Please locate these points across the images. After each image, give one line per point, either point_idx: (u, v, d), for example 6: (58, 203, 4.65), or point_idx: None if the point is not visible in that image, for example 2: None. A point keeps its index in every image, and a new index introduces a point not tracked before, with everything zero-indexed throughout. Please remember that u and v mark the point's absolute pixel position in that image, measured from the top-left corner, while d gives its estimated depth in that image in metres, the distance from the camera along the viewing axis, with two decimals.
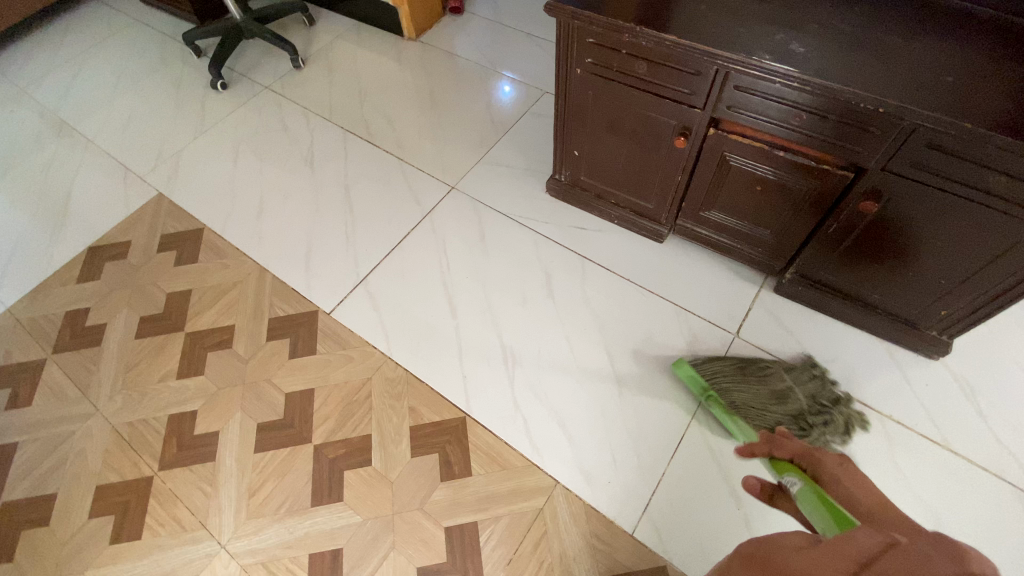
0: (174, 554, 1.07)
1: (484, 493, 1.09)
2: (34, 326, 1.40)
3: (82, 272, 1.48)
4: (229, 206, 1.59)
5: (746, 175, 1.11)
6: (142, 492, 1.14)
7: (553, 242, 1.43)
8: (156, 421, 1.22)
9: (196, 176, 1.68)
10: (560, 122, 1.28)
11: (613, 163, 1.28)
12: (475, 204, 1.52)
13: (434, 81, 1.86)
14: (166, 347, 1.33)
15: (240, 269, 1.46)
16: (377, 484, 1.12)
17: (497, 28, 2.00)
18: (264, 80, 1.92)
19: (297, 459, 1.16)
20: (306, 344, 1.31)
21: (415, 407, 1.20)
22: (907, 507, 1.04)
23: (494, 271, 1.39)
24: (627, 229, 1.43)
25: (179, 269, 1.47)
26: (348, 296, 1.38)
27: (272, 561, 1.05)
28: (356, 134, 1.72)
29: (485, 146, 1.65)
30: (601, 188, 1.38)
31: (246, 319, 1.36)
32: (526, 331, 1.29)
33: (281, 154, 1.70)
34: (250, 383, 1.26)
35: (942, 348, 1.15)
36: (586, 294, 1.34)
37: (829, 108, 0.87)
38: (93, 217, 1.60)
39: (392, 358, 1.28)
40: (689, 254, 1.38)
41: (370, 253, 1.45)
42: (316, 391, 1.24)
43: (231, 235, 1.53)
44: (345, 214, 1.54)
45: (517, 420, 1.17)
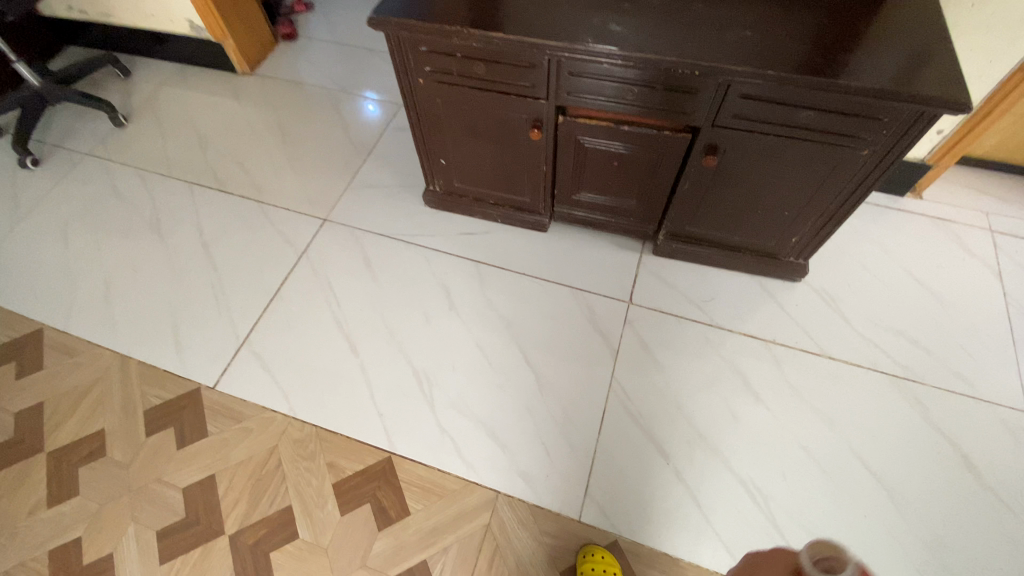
0: None
1: (426, 528, 1.04)
2: None
3: None
4: (67, 297, 1.38)
5: (602, 154, 1.15)
6: None
7: (442, 254, 1.40)
8: (27, 566, 1.04)
9: (16, 270, 1.44)
10: (417, 135, 1.25)
11: (480, 165, 1.28)
12: (352, 233, 1.45)
13: (281, 114, 1.74)
14: (21, 477, 1.13)
15: (98, 364, 1.27)
16: (310, 555, 1.03)
17: (338, 48, 1.92)
18: (83, 146, 1.69)
19: (212, 556, 1.03)
20: (195, 427, 1.17)
21: (334, 461, 1.12)
22: (808, 418, 1.15)
23: (387, 298, 1.33)
24: (511, 226, 1.44)
25: (17, 383, 1.25)
26: (233, 363, 1.25)
27: None
28: (204, 186, 1.56)
29: (352, 170, 1.58)
30: (476, 192, 1.37)
31: (117, 417, 1.19)
32: (434, 350, 1.25)
33: (119, 225, 1.51)
34: (137, 488, 1.11)
35: (803, 270, 1.28)
36: (485, 298, 1.32)
37: (655, 78, 0.93)
38: None
39: (297, 416, 1.18)
40: (573, 236, 1.42)
41: (248, 310, 1.33)
42: (219, 476, 1.11)
43: (77, 328, 1.33)
44: (211, 276, 1.39)
45: (445, 443, 1.13)
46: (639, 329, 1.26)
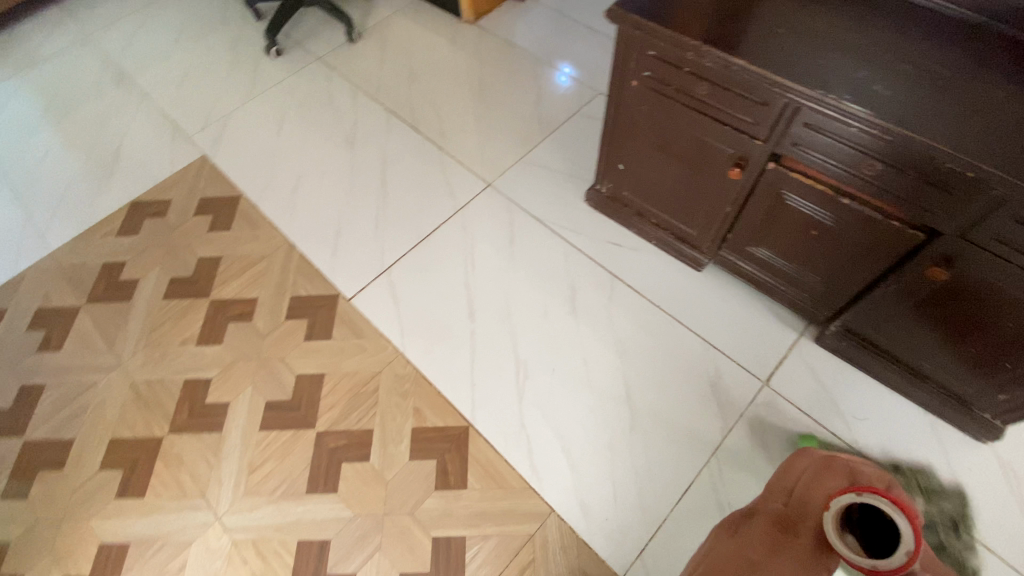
0: (171, 518, 1.10)
1: (476, 509, 1.07)
2: (73, 273, 1.45)
3: (123, 225, 1.53)
4: (267, 176, 1.60)
5: (803, 217, 1.02)
6: (152, 452, 1.17)
7: (584, 254, 1.36)
8: (172, 383, 1.25)
9: (240, 141, 1.69)
10: (608, 133, 1.21)
11: (659, 183, 1.21)
12: (509, 204, 1.47)
13: (485, 70, 1.80)
14: (190, 312, 1.36)
15: (270, 242, 1.47)
16: (372, 481, 1.11)
17: (559, 20, 1.92)
18: (317, 50, 1.91)
19: (298, 443, 1.16)
20: (324, 327, 1.32)
21: (420, 409, 1.19)
22: None
23: (518, 278, 1.34)
24: (665, 253, 1.35)
25: (212, 235, 1.49)
26: (369, 285, 1.37)
27: (261, 541, 1.06)
28: (399, 117, 1.68)
29: (529, 143, 1.59)
30: (643, 207, 1.30)
31: (269, 293, 1.38)
32: (543, 346, 1.25)
33: (323, 129, 1.69)
34: (265, 359, 1.28)
35: (997, 432, 1.04)
36: (611, 314, 1.27)
37: (907, 162, 0.78)
38: (139, 171, 1.64)
39: (404, 354, 1.27)
40: (726, 287, 1.29)
41: (397, 242, 1.43)
42: (327, 378, 1.24)
43: (266, 206, 1.54)
44: (378, 200, 1.51)
45: (521, 438, 1.14)
46: (761, 413, 1.13)
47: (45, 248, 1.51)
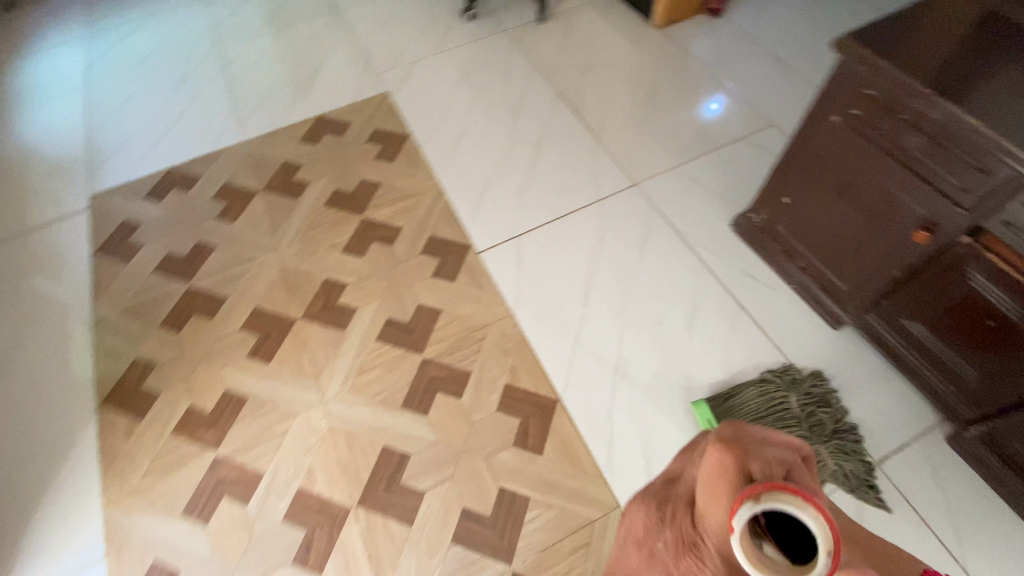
0: (285, 388, 1.23)
1: (547, 477, 1.10)
2: (258, 162, 1.66)
3: (307, 133, 1.72)
4: (435, 124, 1.72)
5: (981, 302, 0.94)
6: (284, 328, 1.32)
7: (715, 276, 1.34)
8: (314, 278, 1.41)
9: (419, 86, 1.83)
10: (784, 163, 1.18)
11: (824, 226, 1.16)
12: (651, 206, 1.47)
13: (660, 76, 1.81)
14: (343, 222, 1.51)
15: (424, 182, 1.59)
16: (459, 418, 1.18)
17: (746, 46, 1.89)
18: (507, 22, 2.02)
19: (405, 362, 1.27)
20: (450, 270, 1.41)
21: (518, 370, 1.24)
22: None
23: (642, 278, 1.34)
24: (801, 299, 1.29)
25: (377, 162, 1.64)
26: (500, 244, 1.45)
27: (353, 434, 1.17)
28: (566, 100, 1.74)
29: (686, 156, 1.58)
30: (795, 246, 1.25)
31: (412, 226, 1.50)
32: (650, 349, 1.24)
33: (494, 93, 1.79)
34: (394, 281, 1.40)
35: None
36: (727, 341, 1.24)
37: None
38: (330, 91, 1.83)
39: (514, 316, 1.32)
40: (858, 352, 1.22)
41: (535, 213, 1.49)
42: (442, 315, 1.34)
43: (428, 149, 1.67)
44: (526, 170, 1.58)
45: (606, 429, 1.15)
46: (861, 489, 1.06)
47: (242, 136, 1.73)
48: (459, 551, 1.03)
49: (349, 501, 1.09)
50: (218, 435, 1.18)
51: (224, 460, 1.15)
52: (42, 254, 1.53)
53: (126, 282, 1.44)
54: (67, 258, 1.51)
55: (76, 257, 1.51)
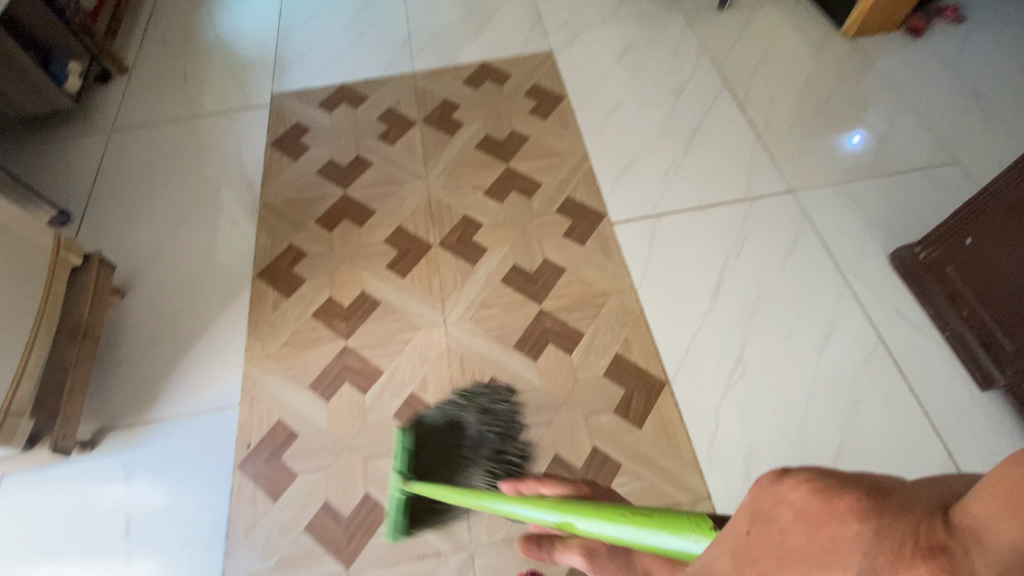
0: (413, 303, 1.33)
1: (641, 450, 1.12)
2: (421, 95, 1.75)
3: (470, 77, 1.79)
4: (593, 90, 1.73)
5: None
6: (421, 250, 1.41)
7: (859, 303, 1.26)
8: (454, 211, 1.48)
9: (583, 51, 1.83)
10: (978, 202, 1.09)
11: (1007, 278, 1.07)
12: (802, 218, 1.40)
13: (838, 88, 1.69)
14: (489, 166, 1.57)
15: (572, 145, 1.61)
16: (566, 373, 1.22)
17: (945, 73, 1.72)
18: (685, 3, 1.96)
19: (524, 308, 1.32)
20: (582, 233, 1.43)
21: (631, 343, 1.25)
22: None
23: (777, 287, 1.30)
24: (950, 350, 1.20)
25: (530, 116, 1.68)
26: (636, 221, 1.44)
27: (466, 360, 1.24)
28: (732, 93, 1.68)
29: (851, 175, 1.48)
30: (962, 293, 1.16)
31: (553, 184, 1.53)
32: (772, 359, 1.20)
33: (657, 72, 1.76)
34: (527, 232, 1.44)
35: None
36: (857, 372, 1.18)
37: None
38: (498, 41, 1.88)
39: (637, 292, 1.33)
40: (1005, 421, 1.12)
41: (677, 198, 1.47)
42: (567, 274, 1.37)
43: (581, 114, 1.68)
44: (675, 154, 1.56)
45: (711, 424, 1.13)
46: None
47: (410, 68, 1.83)
48: None
49: None
50: (349, 329, 1.29)
51: (350, 352, 1.26)
52: (227, 138, 1.72)
53: (290, 177, 1.59)
54: (245, 146, 1.69)
55: (253, 146, 1.69)
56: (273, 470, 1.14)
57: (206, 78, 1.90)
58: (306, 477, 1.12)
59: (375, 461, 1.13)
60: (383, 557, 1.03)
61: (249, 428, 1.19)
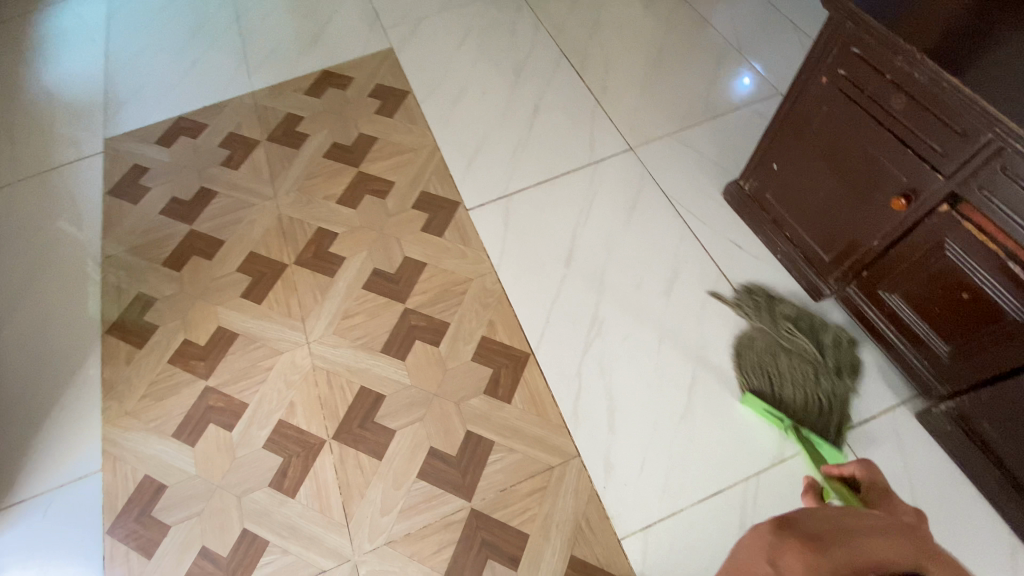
0: (274, 328, 1.29)
1: (512, 424, 1.14)
2: (262, 114, 1.70)
3: (311, 87, 1.74)
4: (436, 81, 1.72)
5: (956, 273, 0.92)
6: (277, 272, 1.38)
7: (700, 243, 1.33)
8: (308, 226, 1.45)
9: (423, 43, 1.82)
10: (774, 129, 1.16)
11: (810, 194, 1.14)
12: (643, 172, 1.45)
13: (669, 41, 1.76)
14: (339, 174, 1.54)
15: (421, 138, 1.60)
16: (435, 365, 1.23)
17: (766, 11, 1.82)
18: None
19: (388, 310, 1.31)
20: (439, 224, 1.44)
21: (495, 324, 1.28)
22: None
23: (626, 243, 1.35)
24: (785, 270, 1.28)
25: (375, 116, 1.65)
26: (489, 203, 1.46)
27: (334, 373, 1.23)
28: (570, 62, 1.71)
29: (685, 122, 1.54)
30: (783, 216, 1.24)
31: (405, 181, 1.52)
32: (627, 311, 1.25)
33: (498, 53, 1.77)
34: (384, 233, 1.43)
35: None
36: (705, 309, 1.24)
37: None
38: (337, 47, 1.84)
39: (497, 273, 1.35)
40: (837, 326, 1.21)
41: (526, 174, 1.49)
42: (427, 268, 1.37)
43: (427, 106, 1.67)
44: (521, 132, 1.58)
45: (574, 384, 1.17)
46: None
47: (249, 87, 1.77)
48: (423, 485, 1.09)
49: (324, 433, 1.15)
50: (209, 367, 1.25)
51: (212, 391, 1.22)
52: (61, 193, 1.61)
53: (133, 222, 1.51)
54: (82, 198, 1.59)
55: (89, 197, 1.59)
56: (145, 528, 1.09)
57: (31, 134, 1.78)
58: (179, 526, 1.08)
59: (250, 494, 1.10)
60: None
61: (115, 490, 1.14)
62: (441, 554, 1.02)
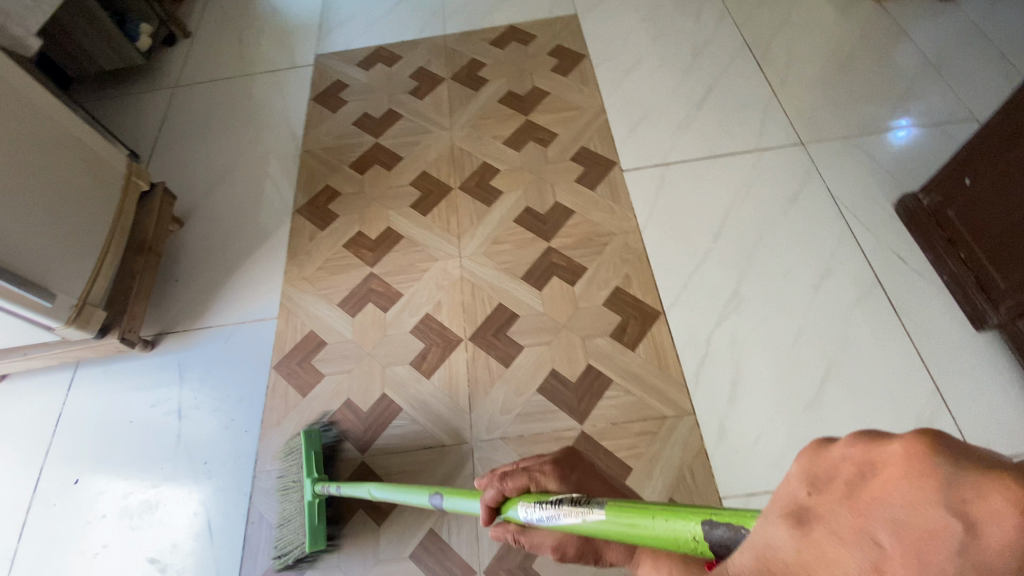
0: (432, 237, 1.45)
1: (633, 370, 1.20)
2: (450, 56, 1.87)
3: (496, 39, 1.89)
4: (613, 50, 1.79)
5: None
6: (441, 191, 1.53)
7: (857, 247, 1.30)
8: (475, 158, 1.59)
9: (606, 14, 1.90)
10: (977, 140, 1.11)
11: (1004, 214, 1.08)
12: (808, 170, 1.44)
13: (861, 48, 1.69)
14: (509, 119, 1.67)
15: (589, 99, 1.68)
16: (568, 301, 1.32)
17: (980, 33, 1.69)
18: None
19: (534, 245, 1.42)
20: (593, 180, 1.51)
21: (632, 279, 1.33)
22: None
23: (777, 231, 1.34)
24: (948, 293, 1.22)
25: (550, 73, 1.76)
26: (646, 169, 1.51)
27: (477, 287, 1.36)
28: (750, 53, 1.71)
29: (864, 129, 1.50)
30: (961, 234, 1.18)
31: (568, 135, 1.61)
32: (767, 294, 1.26)
33: (678, 34, 1.80)
34: (540, 177, 1.54)
35: None
36: (850, 310, 1.22)
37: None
38: (526, 6, 1.97)
39: (641, 233, 1.40)
40: (998, 361, 1.14)
41: (686, 149, 1.53)
42: (575, 216, 1.46)
43: (600, 71, 1.75)
44: (688, 110, 1.61)
45: (701, 349, 1.20)
46: None
47: (442, 31, 1.95)
48: (541, 400, 1.19)
49: (462, 334, 1.29)
50: (373, 258, 1.43)
51: (374, 277, 1.40)
52: (275, 93, 1.89)
53: (329, 127, 1.74)
54: (291, 100, 1.86)
55: (297, 100, 1.85)
56: (303, 371, 1.28)
57: (259, 41, 2.09)
58: (331, 377, 1.26)
59: (392, 367, 1.26)
60: (394, 446, 1.16)
61: (285, 336, 1.35)
62: None
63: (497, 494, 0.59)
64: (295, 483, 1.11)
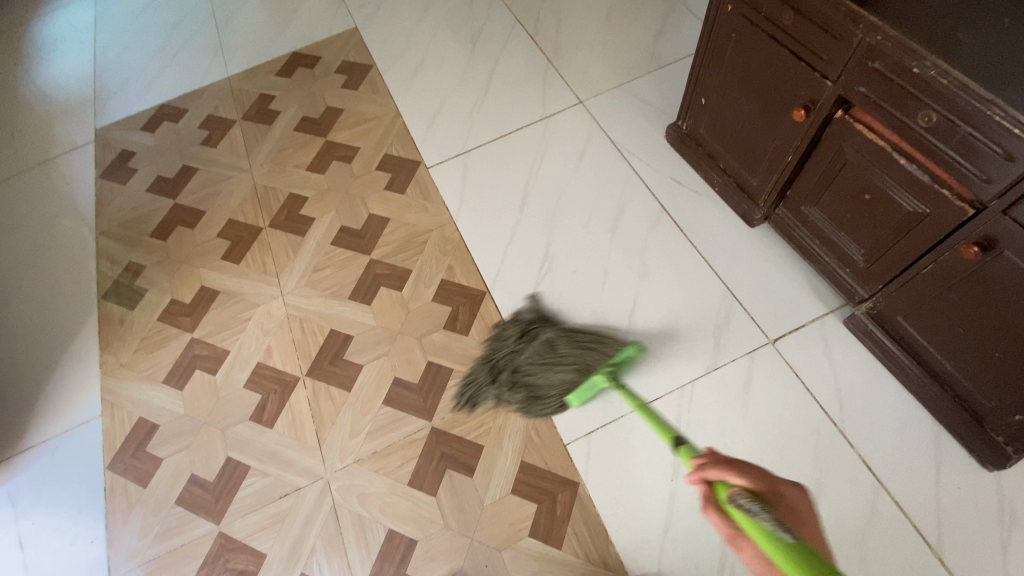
0: (252, 284, 1.41)
1: (469, 354, 1.24)
2: (238, 97, 1.81)
3: (281, 69, 1.85)
4: (397, 53, 1.81)
5: (857, 177, 0.99)
6: (253, 235, 1.49)
7: (644, 182, 1.41)
8: (281, 193, 1.56)
9: (385, 20, 1.91)
10: (698, 63, 1.23)
11: (735, 122, 1.21)
12: (592, 123, 1.54)
13: None
14: (309, 145, 1.65)
15: (383, 106, 1.69)
16: (398, 307, 1.33)
17: None
18: None
19: (355, 262, 1.41)
20: (401, 183, 1.53)
21: (454, 268, 1.37)
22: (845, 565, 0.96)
23: (575, 187, 1.43)
24: (723, 201, 1.35)
25: (341, 90, 1.75)
26: (448, 160, 1.55)
27: (307, 320, 1.33)
28: (524, 28, 1.79)
29: (633, 73, 1.62)
30: (715, 148, 1.31)
31: (370, 146, 1.61)
32: (575, 248, 1.34)
33: (456, 24, 1.86)
34: (350, 194, 1.53)
35: (1004, 461, 0.96)
36: (648, 239, 1.32)
37: (952, 117, 0.76)
38: (305, 30, 1.94)
39: (455, 223, 1.44)
40: (773, 248, 1.28)
41: (482, 132, 1.58)
42: (390, 222, 1.46)
43: (389, 77, 1.76)
44: (477, 94, 1.67)
45: (525, 316, 1.26)
46: (755, 365, 1.14)
47: (225, 73, 1.88)
48: (388, 410, 1.19)
49: (299, 371, 1.26)
50: (194, 322, 1.37)
51: (198, 342, 1.33)
52: (58, 180, 1.74)
53: (123, 201, 1.63)
54: (76, 183, 1.72)
55: (82, 182, 1.71)
56: (140, 461, 1.20)
57: (27, 130, 1.91)
58: (170, 459, 1.20)
59: (233, 427, 1.21)
60: (250, 505, 1.12)
61: (113, 432, 1.25)
62: (404, 468, 1.12)
63: (717, 475, 0.60)
64: (480, 393, 1.16)
